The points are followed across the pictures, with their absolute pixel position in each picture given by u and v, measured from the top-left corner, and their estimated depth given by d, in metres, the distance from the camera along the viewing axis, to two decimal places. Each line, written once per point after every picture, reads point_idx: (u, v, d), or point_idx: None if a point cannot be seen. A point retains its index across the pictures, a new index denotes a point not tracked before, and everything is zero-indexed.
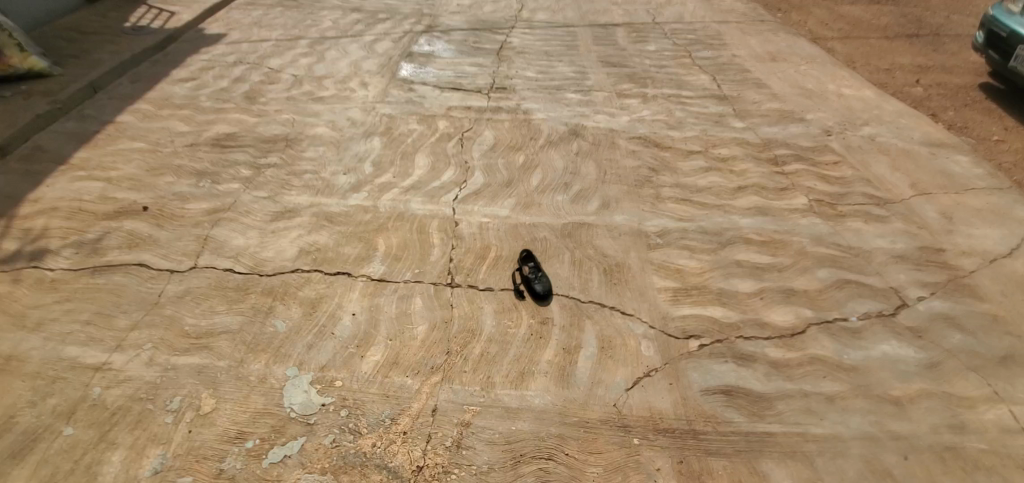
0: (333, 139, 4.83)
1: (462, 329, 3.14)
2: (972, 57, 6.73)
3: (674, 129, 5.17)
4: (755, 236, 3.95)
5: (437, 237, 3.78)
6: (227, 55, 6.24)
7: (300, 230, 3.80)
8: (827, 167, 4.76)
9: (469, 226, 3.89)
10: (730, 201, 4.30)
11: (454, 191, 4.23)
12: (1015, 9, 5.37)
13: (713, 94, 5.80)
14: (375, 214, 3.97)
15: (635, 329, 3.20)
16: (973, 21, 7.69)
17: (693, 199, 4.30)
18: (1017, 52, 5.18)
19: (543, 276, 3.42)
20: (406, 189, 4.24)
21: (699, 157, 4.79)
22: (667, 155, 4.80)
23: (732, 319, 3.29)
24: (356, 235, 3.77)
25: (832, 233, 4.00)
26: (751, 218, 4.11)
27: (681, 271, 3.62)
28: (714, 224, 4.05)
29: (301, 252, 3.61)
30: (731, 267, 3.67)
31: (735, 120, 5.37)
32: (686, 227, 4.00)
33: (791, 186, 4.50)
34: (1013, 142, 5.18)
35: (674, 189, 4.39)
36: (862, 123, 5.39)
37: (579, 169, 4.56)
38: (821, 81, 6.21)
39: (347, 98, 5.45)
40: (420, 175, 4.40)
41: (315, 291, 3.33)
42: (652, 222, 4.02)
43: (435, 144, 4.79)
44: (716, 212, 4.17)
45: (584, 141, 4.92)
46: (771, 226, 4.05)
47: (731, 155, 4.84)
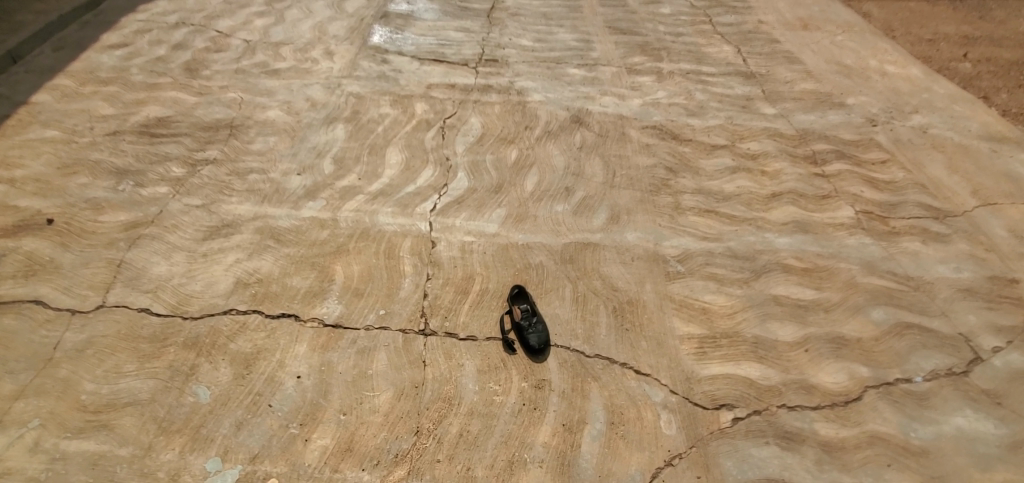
0: (287, 126, 4.00)
1: (437, 397, 2.49)
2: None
3: (695, 115, 4.38)
4: (794, 261, 3.27)
5: (410, 263, 3.07)
6: (167, 14, 5.26)
7: (238, 253, 3.08)
8: (874, 167, 4.04)
9: (448, 248, 3.18)
10: (763, 214, 3.59)
11: (432, 198, 3.48)
12: None
13: (738, 71, 4.96)
14: (334, 230, 3.22)
15: (653, 395, 2.57)
16: None
17: (719, 210, 3.59)
18: None
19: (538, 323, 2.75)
20: (373, 195, 3.48)
21: (724, 153, 4.05)
22: (686, 150, 4.05)
23: (772, 381, 2.67)
24: (308, 260, 3.05)
25: (885, 258, 3.34)
26: (789, 238, 3.43)
27: (707, 311, 2.95)
28: (745, 244, 3.36)
29: (237, 285, 2.90)
30: (767, 305, 3.01)
31: (764, 105, 4.57)
32: (712, 249, 3.31)
33: (833, 192, 3.80)
34: None
35: (696, 196, 3.66)
36: (911, 110, 4.61)
37: (583, 169, 3.81)
38: (861, 55, 5.37)
39: (307, 72, 4.57)
40: (391, 176, 3.62)
41: (252, 342, 2.64)
42: (670, 242, 3.33)
43: (411, 134, 3.98)
44: (746, 227, 3.47)
45: (589, 130, 4.13)
46: (812, 248, 3.38)
47: (762, 151, 4.10)
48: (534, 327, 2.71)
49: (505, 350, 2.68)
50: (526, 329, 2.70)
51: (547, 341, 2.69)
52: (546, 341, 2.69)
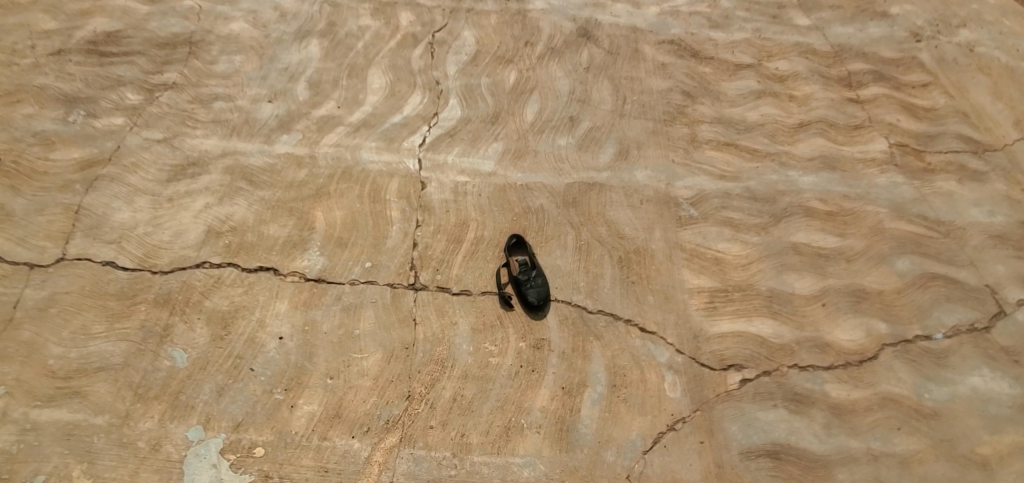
0: (254, 42, 3.49)
1: (429, 359, 2.35)
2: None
3: (718, 28, 3.84)
4: (818, 204, 3.00)
5: (397, 208, 2.79)
6: None
7: (207, 197, 2.80)
8: (914, 91, 3.62)
9: (439, 190, 2.89)
10: (788, 148, 3.24)
11: (421, 131, 3.11)
12: None
13: None
14: (312, 170, 2.90)
15: (658, 355, 2.43)
16: None
17: (740, 143, 3.23)
18: None
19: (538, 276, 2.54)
20: (354, 127, 3.09)
21: (749, 74, 3.60)
22: (706, 70, 3.59)
23: (785, 339, 2.51)
24: (285, 205, 2.77)
25: (918, 199, 3.07)
26: (814, 176, 3.12)
27: (721, 262, 2.73)
28: (766, 184, 3.06)
29: (208, 235, 2.66)
30: (785, 254, 2.79)
31: (798, 14, 4.01)
32: (729, 189, 3.01)
33: (867, 121, 3.43)
34: None
35: (715, 127, 3.29)
36: (963, 22, 4.07)
37: (590, 94, 3.39)
38: None
39: None
40: (375, 104, 3.21)
41: (228, 300, 2.45)
42: (683, 181, 3.03)
43: (396, 52, 3.48)
44: (768, 164, 3.15)
45: (598, 47, 3.64)
46: (839, 188, 3.09)
47: (790, 72, 3.65)
48: (532, 281, 2.51)
49: (502, 306, 2.51)
50: (524, 283, 2.50)
51: (547, 296, 2.50)
52: (545, 296, 2.49)
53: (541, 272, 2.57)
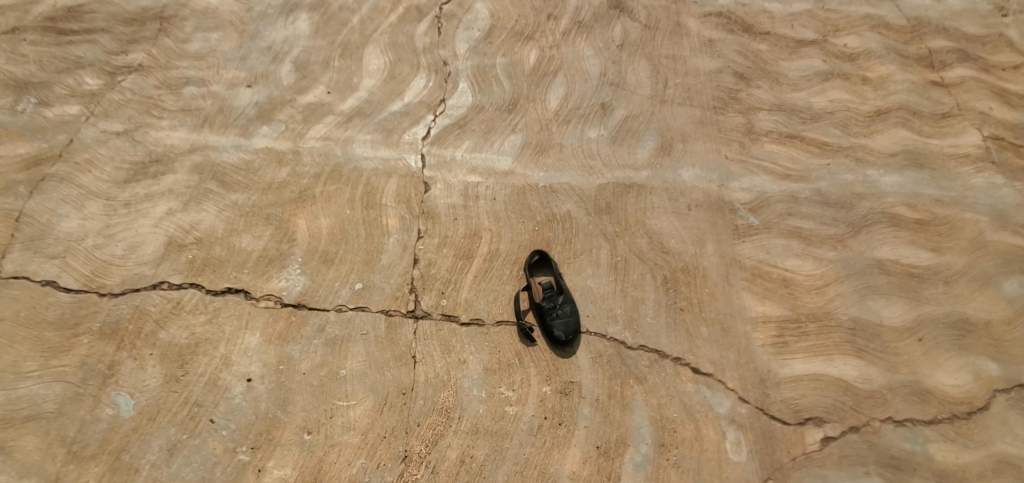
0: (233, 17, 2.99)
1: (431, 409, 1.91)
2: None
3: None
4: (905, 210, 2.47)
5: (395, 215, 2.32)
6: None
7: (170, 202, 2.35)
8: (1006, 73, 3.09)
9: (445, 193, 2.40)
10: (865, 141, 2.70)
11: (425, 121, 2.62)
12: None
13: None
14: (295, 168, 2.44)
15: (720, 405, 1.97)
16: None
17: (806, 135, 2.69)
18: None
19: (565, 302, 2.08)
20: (345, 116, 2.61)
21: (813, 52, 3.04)
22: (762, 47, 3.04)
23: (874, 385, 2.04)
24: (261, 212, 2.31)
25: (1020, 205, 2.57)
26: (898, 176, 2.58)
27: (790, 283, 2.23)
28: (839, 185, 2.52)
29: (170, 248, 2.22)
30: (868, 274, 2.27)
31: None
32: (796, 192, 2.48)
33: (955, 109, 2.89)
34: None
35: (775, 115, 2.75)
36: None
37: (625, 77, 2.86)
38: None
39: None
40: (371, 89, 2.72)
41: (189, 330, 2.02)
42: (740, 182, 2.51)
43: (396, 27, 2.95)
44: (841, 161, 2.61)
45: (633, 19, 3.09)
46: (928, 190, 2.56)
47: (861, 49, 3.08)
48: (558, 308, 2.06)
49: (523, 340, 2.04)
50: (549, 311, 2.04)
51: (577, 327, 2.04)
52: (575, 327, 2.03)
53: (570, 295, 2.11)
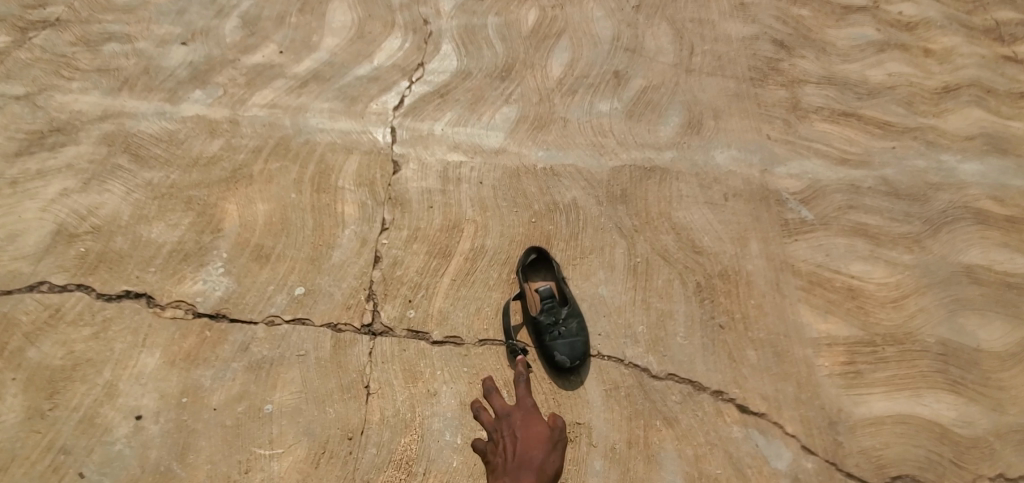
0: None
1: (384, 460, 1.42)
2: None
3: None
4: (992, 204, 1.99)
5: (353, 200, 1.82)
6: None
7: (67, 180, 1.84)
8: None
9: (419, 175, 1.90)
10: (935, 121, 2.22)
11: (398, 88, 2.12)
12: None
13: None
14: (229, 140, 1.93)
15: (777, 459, 1.49)
16: None
17: (864, 113, 2.21)
18: None
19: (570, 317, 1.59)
20: (299, 80, 2.11)
21: (865, 19, 2.56)
22: (803, 12, 2.56)
23: (976, 430, 1.56)
24: (181, 194, 1.81)
25: None
26: (980, 164, 2.10)
27: (857, 295, 1.74)
28: (909, 174, 2.04)
29: (58, 239, 1.71)
30: (955, 284, 1.79)
31: None
32: (856, 181, 2.00)
33: None
34: None
35: (825, 90, 2.27)
36: None
37: (642, 41, 2.38)
38: None
39: None
40: (333, 49, 2.22)
41: (67, 348, 1.52)
42: (787, 167, 2.02)
43: None
44: (908, 144, 2.13)
45: None
46: (1016, 181, 2.07)
47: (921, 17, 2.60)
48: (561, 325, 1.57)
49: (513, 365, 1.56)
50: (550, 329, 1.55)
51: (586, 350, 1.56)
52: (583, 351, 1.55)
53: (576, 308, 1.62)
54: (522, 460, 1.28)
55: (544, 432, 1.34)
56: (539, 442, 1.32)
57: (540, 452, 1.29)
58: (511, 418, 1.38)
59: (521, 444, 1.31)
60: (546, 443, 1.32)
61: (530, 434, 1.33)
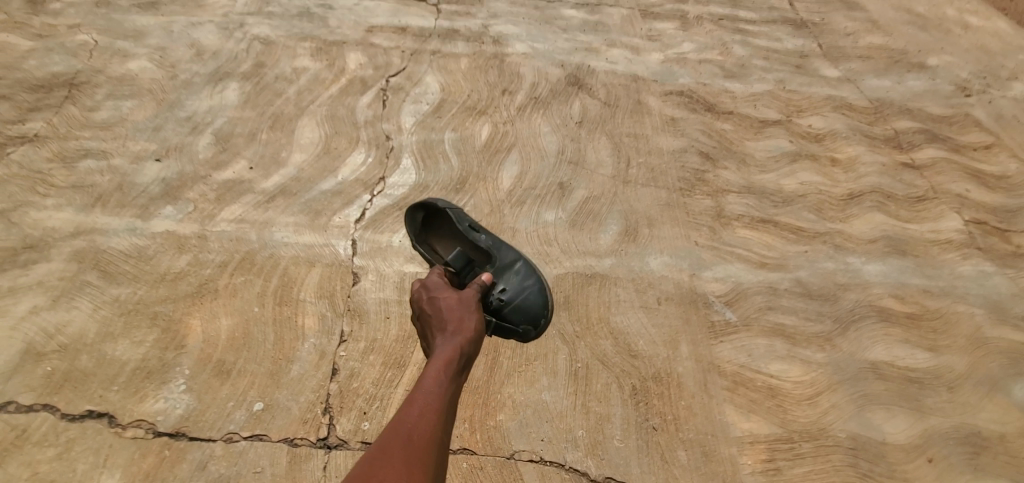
0: (155, 87, 2.72)
1: None
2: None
3: (734, 78, 3.23)
4: (893, 302, 2.24)
5: (315, 312, 1.95)
6: None
7: (36, 298, 1.93)
8: (976, 155, 2.98)
9: (378, 285, 2.05)
10: (841, 225, 2.51)
11: (360, 202, 2.32)
12: None
13: (784, 19, 3.80)
14: (198, 257, 2.06)
15: None
16: None
17: (780, 220, 2.49)
18: None
19: (499, 264, 1.95)
20: (268, 196, 2.29)
21: (778, 133, 2.92)
22: (726, 127, 2.91)
23: None
24: (148, 310, 1.91)
25: (1017, 297, 2.35)
26: (882, 265, 2.37)
27: (777, 393, 1.92)
28: (821, 275, 2.30)
29: (25, 358, 1.78)
30: (864, 380, 1.99)
31: (825, 64, 3.45)
32: (774, 283, 2.24)
33: (931, 192, 2.73)
34: None
35: (745, 199, 2.56)
36: (1009, 77, 3.59)
37: (584, 155, 2.66)
38: (933, 2, 4.26)
39: (198, 5, 3.24)
40: (302, 165, 2.42)
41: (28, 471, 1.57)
42: (713, 272, 2.25)
43: (337, 100, 2.74)
44: (819, 247, 2.40)
45: (593, 98, 2.96)
46: (915, 280, 2.34)
47: (827, 130, 2.98)
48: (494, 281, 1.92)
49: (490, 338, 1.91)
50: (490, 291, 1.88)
51: (541, 295, 1.93)
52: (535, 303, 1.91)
53: (501, 255, 1.96)
54: (449, 325, 1.59)
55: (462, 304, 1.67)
56: (459, 313, 1.63)
57: (464, 317, 1.61)
58: (439, 289, 1.73)
59: (446, 313, 1.63)
60: (469, 313, 1.64)
61: (452, 307, 1.65)
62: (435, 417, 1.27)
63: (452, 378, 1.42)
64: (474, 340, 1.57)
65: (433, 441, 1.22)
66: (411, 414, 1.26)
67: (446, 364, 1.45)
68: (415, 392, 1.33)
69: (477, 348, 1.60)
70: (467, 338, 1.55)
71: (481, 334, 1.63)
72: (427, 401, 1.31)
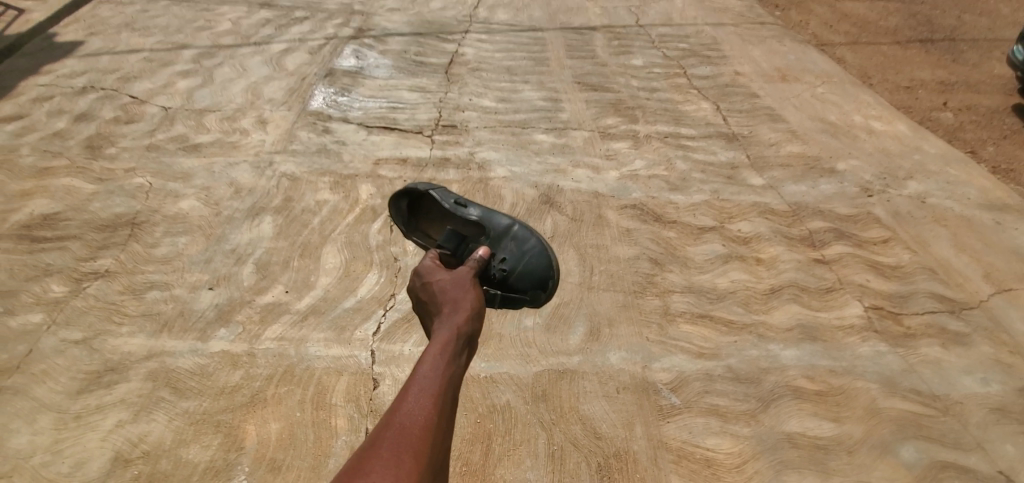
0: (203, 222, 3.32)
1: None
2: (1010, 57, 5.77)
3: (678, 190, 3.94)
4: (805, 381, 2.81)
5: (345, 414, 2.46)
6: (75, 75, 4.58)
7: (121, 412, 2.42)
8: (876, 248, 3.65)
9: (394, 388, 2.57)
10: (764, 317, 3.12)
11: (376, 316, 2.88)
12: None
13: (719, 133, 4.60)
14: (249, 371, 2.58)
15: None
16: (972, 43, 7.13)
17: (715, 315, 3.09)
18: None
19: (498, 237, 2.53)
20: (302, 316, 2.85)
21: (714, 238, 3.58)
22: (671, 234, 3.57)
23: None
24: (212, 419, 2.41)
25: (906, 372, 2.92)
26: (796, 350, 2.96)
27: (712, 463, 2.44)
28: (747, 362, 2.87)
29: (116, 464, 2.25)
30: (780, 449, 2.52)
31: (752, 173, 4.19)
32: (710, 370, 2.81)
33: (837, 283, 3.37)
34: None
35: (687, 298, 3.17)
36: (906, 175, 4.33)
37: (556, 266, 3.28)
38: (843, 109, 5.11)
39: (234, 146, 3.92)
40: (327, 287, 3.00)
41: None
42: (662, 363, 2.81)
43: (353, 227, 3.36)
44: (746, 337, 2.99)
45: (562, 214, 3.63)
46: (823, 361, 2.92)
47: (753, 233, 3.66)
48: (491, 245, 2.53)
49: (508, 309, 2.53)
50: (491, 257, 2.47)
51: (538, 265, 2.52)
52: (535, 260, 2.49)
53: (499, 232, 2.55)
54: (453, 312, 1.99)
55: (465, 292, 2.09)
56: (461, 301, 2.04)
57: (463, 305, 2.02)
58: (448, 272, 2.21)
59: (451, 300, 2.05)
60: (467, 300, 2.04)
61: (457, 295, 2.08)
62: (432, 395, 1.65)
63: (451, 356, 1.80)
64: (471, 325, 1.95)
65: (428, 414, 1.59)
66: (415, 385, 1.67)
67: (446, 345, 1.83)
68: (418, 372, 1.72)
69: (475, 329, 1.97)
70: (464, 324, 1.93)
71: (478, 317, 2.01)
72: (427, 381, 1.68)
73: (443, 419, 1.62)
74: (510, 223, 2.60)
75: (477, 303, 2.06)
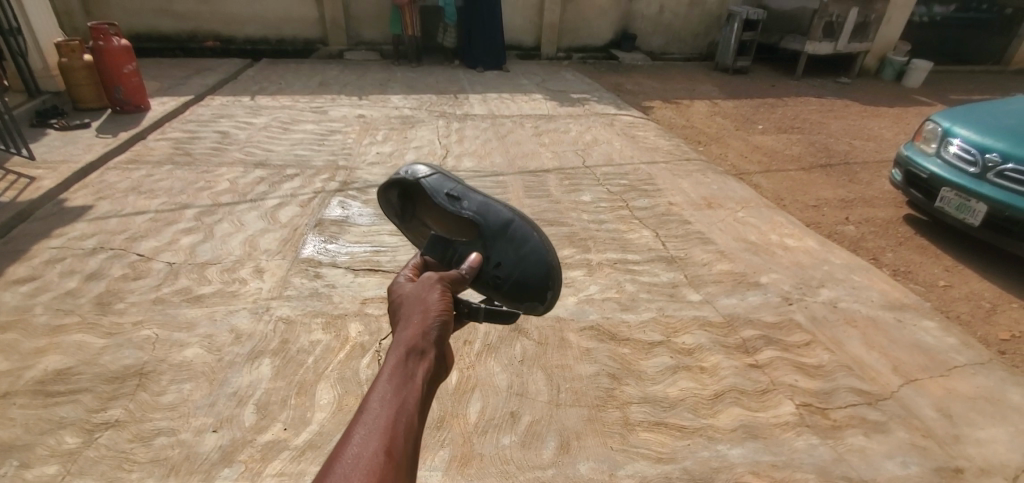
0: (207, 369, 3.67)
1: None
2: (889, 178, 6.92)
3: (628, 310, 4.54)
4: (752, 477, 3.21)
5: None
6: (86, 236, 5.07)
7: None
8: (800, 350, 4.24)
9: None
10: (711, 420, 3.57)
11: None
12: (927, 151, 6.25)
13: (660, 257, 5.36)
14: None
15: None
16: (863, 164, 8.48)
17: (668, 422, 3.53)
18: (941, 193, 5.86)
19: (492, 239, 2.65)
20: (301, 450, 3.15)
21: (662, 351, 4.12)
22: (625, 350, 4.09)
23: None
24: None
25: (837, 460, 3.36)
26: (741, 448, 3.38)
27: None
28: (700, 462, 3.27)
29: None
30: None
31: (690, 291, 4.87)
32: (667, 472, 3.19)
33: (771, 385, 3.89)
34: (959, 287, 5.39)
35: (643, 407, 3.61)
36: (818, 284, 5.08)
37: (527, 387, 3.71)
38: (761, 229, 6.02)
39: (233, 295, 4.38)
40: (323, 422, 3.33)
41: None
42: (626, 470, 3.18)
43: (343, 364, 3.76)
44: (698, 440, 3.42)
45: (529, 340, 4.12)
46: (764, 457, 3.34)
47: (696, 345, 4.21)
48: (484, 243, 2.66)
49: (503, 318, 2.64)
50: (486, 261, 2.61)
51: (532, 271, 2.64)
52: (530, 262, 2.64)
53: (493, 235, 2.67)
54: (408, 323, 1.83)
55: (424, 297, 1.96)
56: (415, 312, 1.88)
57: (418, 314, 1.85)
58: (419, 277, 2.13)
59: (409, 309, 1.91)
60: (423, 308, 1.88)
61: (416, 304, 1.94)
62: (381, 430, 1.49)
63: (404, 372, 1.65)
64: (426, 334, 1.78)
65: (374, 452, 1.44)
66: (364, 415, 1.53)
67: (398, 366, 1.67)
68: (369, 403, 1.58)
69: (431, 337, 1.79)
70: (417, 336, 1.77)
71: (436, 324, 1.84)
72: (374, 416, 1.53)
73: (394, 453, 1.46)
74: (503, 224, 2.71)
75: (437, 310, 1.87)
